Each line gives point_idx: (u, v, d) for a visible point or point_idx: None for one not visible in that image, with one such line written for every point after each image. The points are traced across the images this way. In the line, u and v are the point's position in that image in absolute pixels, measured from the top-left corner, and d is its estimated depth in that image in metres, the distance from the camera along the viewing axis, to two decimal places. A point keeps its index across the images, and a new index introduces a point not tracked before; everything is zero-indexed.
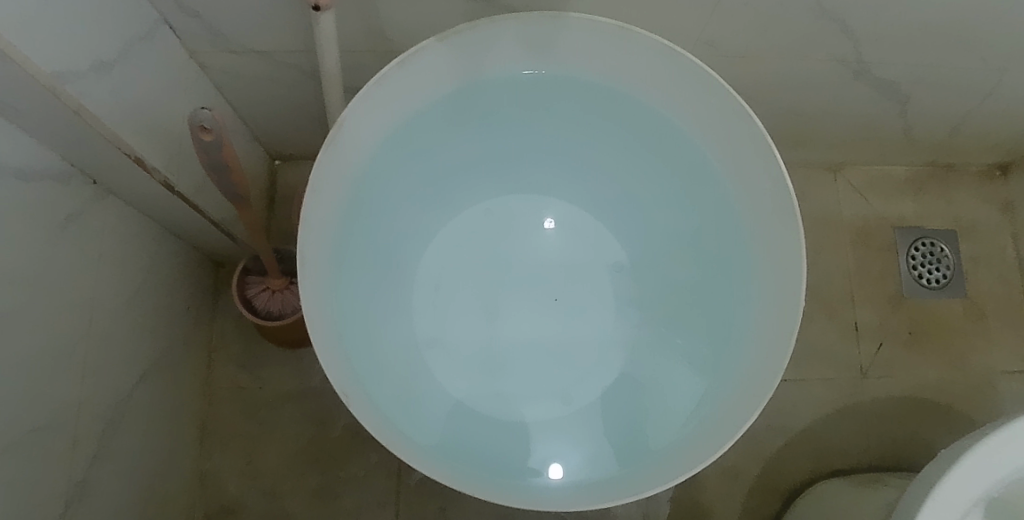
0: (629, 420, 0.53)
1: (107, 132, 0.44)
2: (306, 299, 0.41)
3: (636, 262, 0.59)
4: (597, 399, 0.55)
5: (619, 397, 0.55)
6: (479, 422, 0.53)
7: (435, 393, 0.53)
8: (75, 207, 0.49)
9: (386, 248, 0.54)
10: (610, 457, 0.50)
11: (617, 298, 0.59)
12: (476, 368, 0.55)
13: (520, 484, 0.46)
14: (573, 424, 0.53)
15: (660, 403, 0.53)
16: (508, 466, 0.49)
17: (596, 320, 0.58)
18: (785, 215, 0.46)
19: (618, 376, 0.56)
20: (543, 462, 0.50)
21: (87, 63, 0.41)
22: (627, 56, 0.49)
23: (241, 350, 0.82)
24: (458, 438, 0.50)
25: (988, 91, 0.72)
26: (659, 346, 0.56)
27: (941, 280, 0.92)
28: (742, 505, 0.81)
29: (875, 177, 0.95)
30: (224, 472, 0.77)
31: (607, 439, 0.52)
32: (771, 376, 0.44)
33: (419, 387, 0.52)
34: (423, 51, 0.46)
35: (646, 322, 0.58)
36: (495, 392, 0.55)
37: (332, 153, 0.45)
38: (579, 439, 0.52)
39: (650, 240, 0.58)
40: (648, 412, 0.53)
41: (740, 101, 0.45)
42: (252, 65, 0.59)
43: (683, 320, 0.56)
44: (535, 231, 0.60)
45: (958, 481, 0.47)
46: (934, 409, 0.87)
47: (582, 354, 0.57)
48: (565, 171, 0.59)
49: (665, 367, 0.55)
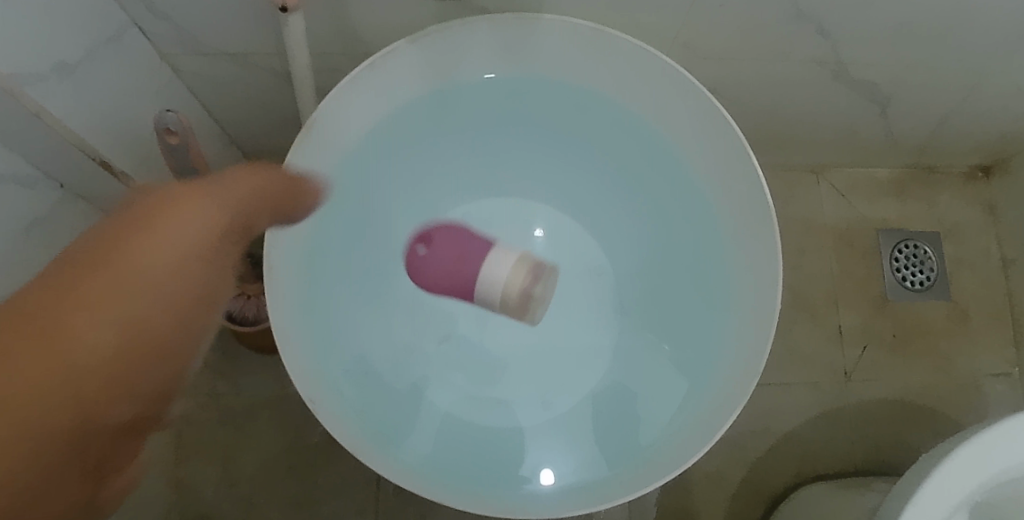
0: (618, 416, 0.51)
1: (68, 135, 0.44)
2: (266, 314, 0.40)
3: (628, 271, 0.57)
4: (586, 402, 0.52)
5: (608, 400, 0.52)
6: (467, 426, 0.50)
7: (421, 397, 0.51)
8: (41, 212, 0.48)
9: (371, 266, 0.53)
10: (597, 458, 0.49)
11: (603, 298, 0.57)
12: (467, 376, 0.53)
13: (503, 493, 0.45)
14: (559, 426, 0.51)
15: (649, 406, 0.51)
16: (496, 468, 0.47)
17: (582, 323, 0.56)
18: (763, 218, 0.46)
19: (609, 379, 0.53)
20: (532, 463, 0.48)
21: (47, 65, 0.40)
22: (602, 58, 0.49)
23: (219, 357, 0.81)
24: (449, 444, 0.49)
25: (968, 91, 0.72)
26: (647, 348, 0.54)
27: (925, 282, 0.92)
28: (727, 511, 0.81)
29: (858, 179, 0.95)
30: (202, 481, 0.76)
31: (596, 437, 0.50)
32: (748, 379, 0.44)
33: (404, 394, 0.50)
34: (394, 53, 0.45)
35: (631, 324, 0.55)
36: (482, 398, 0.52)
37: (301, 155, 0.45)
38: (567, 435, 0.50)
39: (636, 252, 0.57)
40: (643, 415, 0.50)
41: (711, 99, 0.46)
42: (224, 67, 0.59)
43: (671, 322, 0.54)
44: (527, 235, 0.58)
45: (941, 487, 0.46)
46: (919, 412, 0.87)
47: (568, 357, 0.55)
48: (547, 171, 0.57)
49: (652, 367, 0.53)
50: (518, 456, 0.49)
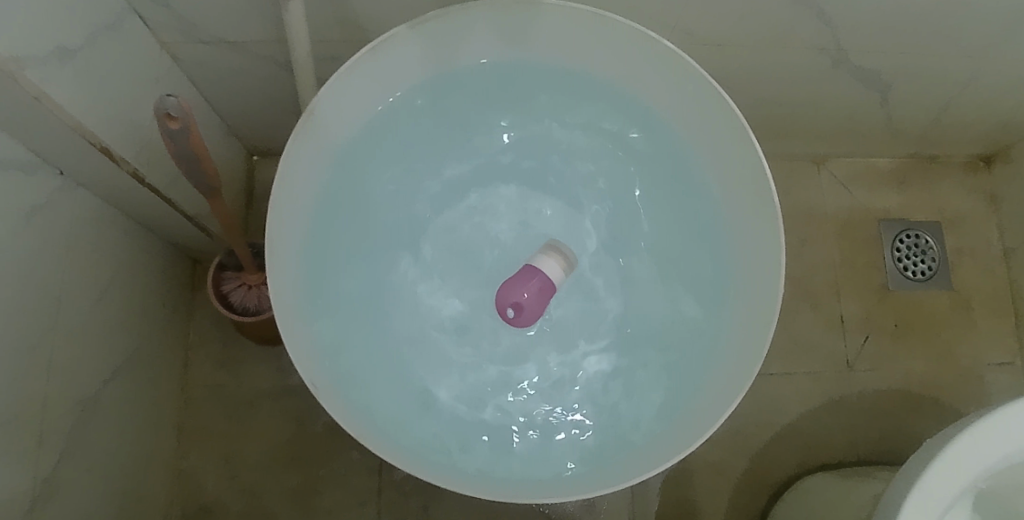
0: (622, 396, 0.50)
1: (70, 120, 0.44)
2: (274, 300, 0.39)
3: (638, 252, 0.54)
4: (593, 380, 0.51)
5: (615, 382, 0.50)
6: (468, 413, 0.48)
7: (423, 377, 0.49)
8: (42, 198, 0.48)
9: (369, 250, 0.52)
10: (601, 439, 0.48)
11: (612, 281, 0.54)
12: (474, 358, 0.50)
13: (510, 480, 0.44)
14: (568, 408, 0.49)
15: (654, 389, 0.50)
16: (506, 458, 0.46)
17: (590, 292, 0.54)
18: (766, 206, 0.45)
19: (617, 358, 0.51)
20: (539, 450, 0.47)
21: (48, 49, 0.40)
22: (601, 39, 0.48)
23: (219, 348, 0.80)
24: (454, 427, 0.48)
25: (969, 80, 0.72)
26: (654, 328, 0.52)
27: (927, 272, 0.92)
28: (729, 502, 0.80)
29: (859, 169, 0.95)
30: (203, 472, 0.76)
31: (599, 419, 0.49)
32: (751, 364, 0.43)
33: (405, 376, 0.49)
34: (395, 38, 0.44)
35: (636, 297, 0.53)
36: (484, 379, 0.50)
37: (302, 139, 0.43)
38: (572, 419, 0.49)
39: (642, 235, 0.55)
40: (646, 401, 0.49)
41: (717, 88, 0.44)
42: (224, 55, 0.59)
43: (678, 308, 0.53)
44: (536, 221, 0.55)
45: (947, 471, 0.46)
46: (922, 402, 0.87)
47: (575, 338, 0.52)
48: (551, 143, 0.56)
49: (657, 349, 0.51)
50: (524, 439, 0.48)
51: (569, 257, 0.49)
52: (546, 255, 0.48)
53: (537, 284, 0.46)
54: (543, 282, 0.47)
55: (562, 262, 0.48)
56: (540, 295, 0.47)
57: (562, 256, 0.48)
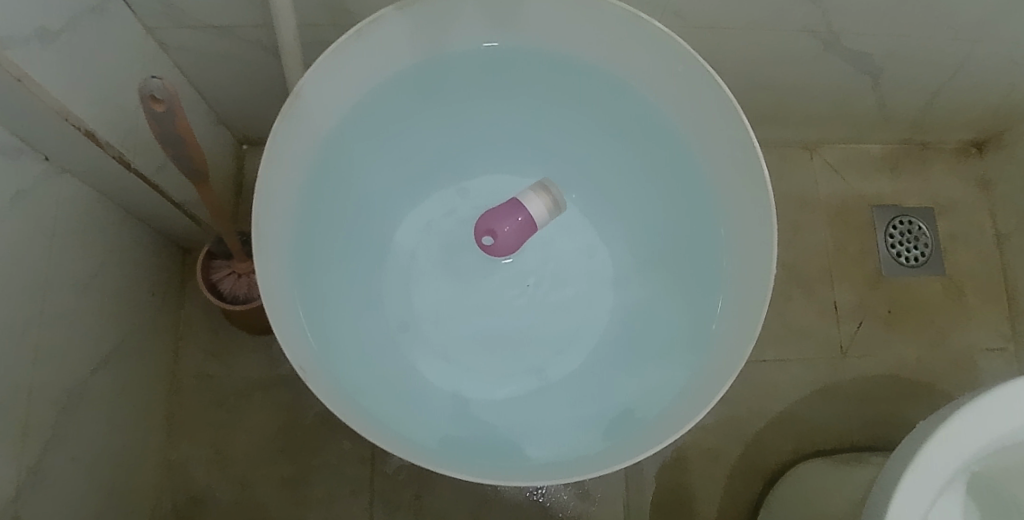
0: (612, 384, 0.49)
1: (53, 102, 0.43)
2: (261, 282, 0.39)
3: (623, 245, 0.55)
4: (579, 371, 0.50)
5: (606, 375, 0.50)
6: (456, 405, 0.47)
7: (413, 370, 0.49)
8: (28, 183, 0.47)
9: (366, 242, 0.52)
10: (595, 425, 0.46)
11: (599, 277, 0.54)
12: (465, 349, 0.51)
13: (504, 464, 0.42)
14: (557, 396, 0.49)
15: (646, 375, 0.49)
16: (491, 442, 0.45)
17: (579, 284, 0.54)
18: (755, 185, 0.45)
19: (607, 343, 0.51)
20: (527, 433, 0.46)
21: (31, 30, 0.39)
22: (589, 21, 0.48)
23: (210, 337, 0.80)
24: (447, 419, 0.46)
25: (959, 64, 0.72)
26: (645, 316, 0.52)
27: (920, 258, 0.92)
28: (724, 488, 0.80)
29: (852, 154, 0.95)
30: (193, 463, 0.75)
31: (589, 406, 0.48)
32: (743, 348, 0.42)
33: (395, 367, 0.48)
34: (382, 20, 0.43)
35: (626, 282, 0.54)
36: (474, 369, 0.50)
37: (290, 123, 0.43)
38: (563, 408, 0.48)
39: (632, 232, 0.55)
40: (633, 392, 0.48)
41: (708, 69, 0.43)
42: (212, 41, 0.59)
43: (670, 300, 0.52)
44: None
45: (942, 450, 0.46)
46: (914, 386, 0.87)
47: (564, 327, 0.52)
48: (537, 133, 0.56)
49: (647, 336, 0.51)
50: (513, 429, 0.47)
51: (558, 199, 0.49)
52: (535, 193, 0.48)
53: (517, 221, 0.47)
54: (524, 219, 0.47)
55: (549, 203, 0.48)
56: (518, 230, 0.48)
57: (548, 197, 0.48)
